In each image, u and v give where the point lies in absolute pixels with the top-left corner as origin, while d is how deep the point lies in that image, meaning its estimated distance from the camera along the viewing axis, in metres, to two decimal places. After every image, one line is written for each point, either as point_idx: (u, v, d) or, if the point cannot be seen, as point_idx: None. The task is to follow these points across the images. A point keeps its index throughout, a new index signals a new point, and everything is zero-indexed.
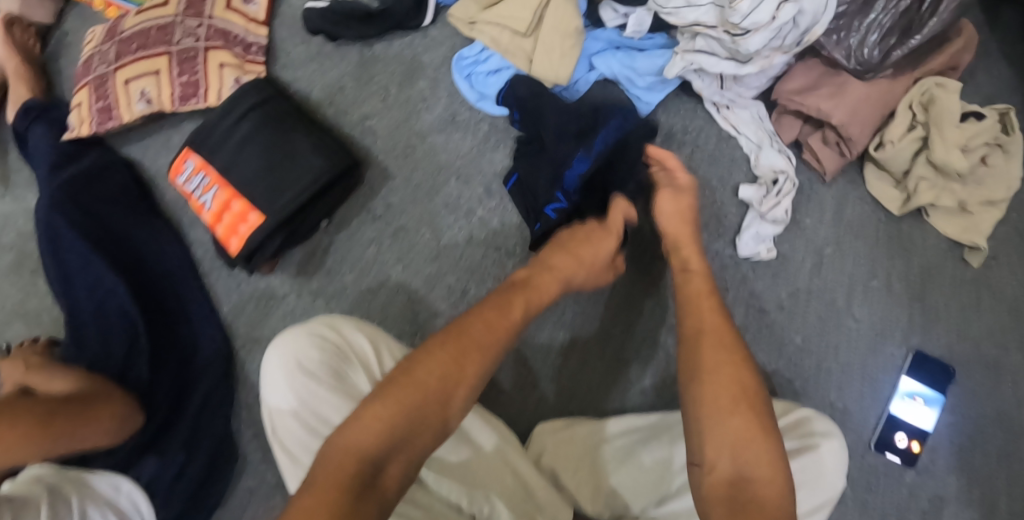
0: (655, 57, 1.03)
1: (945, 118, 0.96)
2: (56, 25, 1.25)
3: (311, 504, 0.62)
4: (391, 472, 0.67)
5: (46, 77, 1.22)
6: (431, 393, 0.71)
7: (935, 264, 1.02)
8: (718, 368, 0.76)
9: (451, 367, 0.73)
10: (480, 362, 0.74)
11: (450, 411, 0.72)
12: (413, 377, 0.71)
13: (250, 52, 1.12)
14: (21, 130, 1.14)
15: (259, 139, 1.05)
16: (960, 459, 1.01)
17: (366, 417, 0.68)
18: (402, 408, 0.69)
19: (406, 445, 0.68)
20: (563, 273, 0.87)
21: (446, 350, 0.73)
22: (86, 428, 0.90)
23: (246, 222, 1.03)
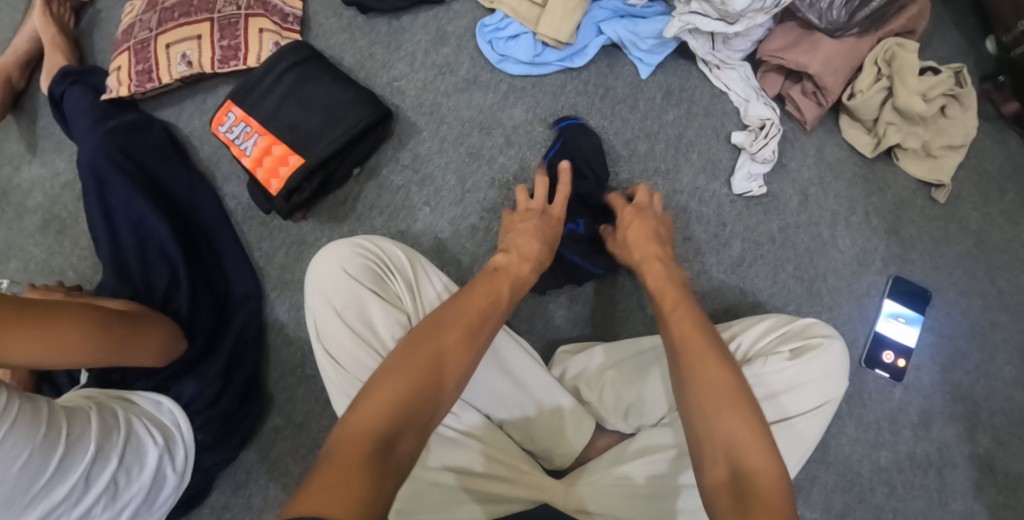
0: (654, 22, 1.15)
1: (906, 70, 1.10)
2: (90, 4, 1.34)
3: (329, 477, 0.64)
4: (403, 447, 0.69)
5: (78, 49, 1.31)
6: (427, 369, 0.75)
7: (907, 201, 1.15)
8: (698, 359, 0.82)
9: (441, 350, 0.77)
10: (465, 347, 0.79)
11: (444, 376, 0.76)
12: (408, 358, 0.76)
13: (288, 21, 1.23)
14: (58, 95, 1.21)
15: (300, 92, 1.15)
16: (943, 375, 1.11)
17: (370, 401, 0.72)
18: (409, 380, 0.74)
19: (411, 423, 0.71)
20: (530, 256, 0.95)
21: (436, 330, 0.79)
22: (135, 344, 0.95)
23: (287, 164, 1.11)
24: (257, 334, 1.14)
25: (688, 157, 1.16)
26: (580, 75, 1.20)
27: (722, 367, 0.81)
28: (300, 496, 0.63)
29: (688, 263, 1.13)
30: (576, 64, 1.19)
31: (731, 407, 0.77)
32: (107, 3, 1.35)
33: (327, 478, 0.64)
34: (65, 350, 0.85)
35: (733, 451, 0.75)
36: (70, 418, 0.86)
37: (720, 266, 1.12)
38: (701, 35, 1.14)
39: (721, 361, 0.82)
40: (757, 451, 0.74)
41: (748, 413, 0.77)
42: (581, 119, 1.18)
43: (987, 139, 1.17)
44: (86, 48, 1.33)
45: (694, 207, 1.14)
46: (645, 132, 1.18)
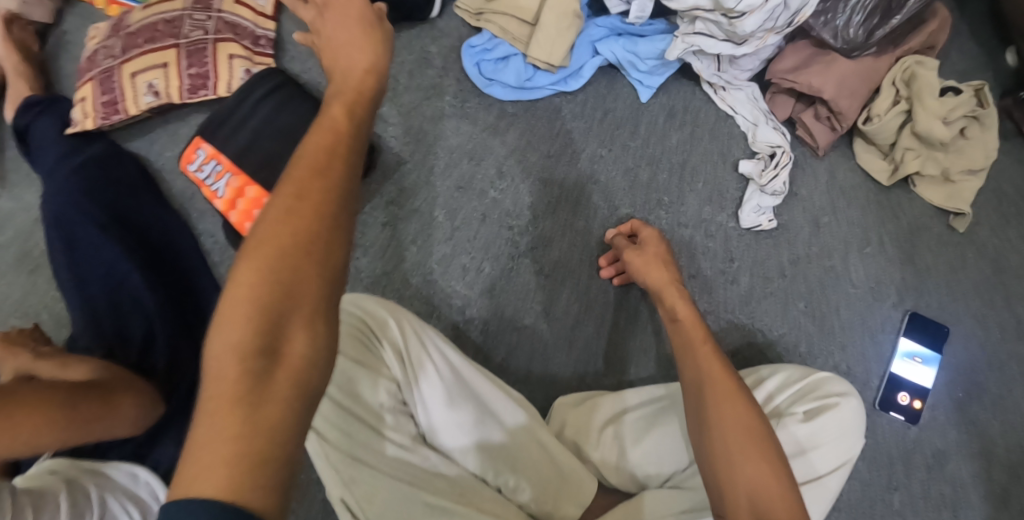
0: (655, 42, 1.09)
1: (926, 91, 1.03)
2: (55, 25, 1.24)
3: (211, 440, 0.51)
4: (294, 348, 0.55)
5: (46, 76, 1.20)
6: (295, 245, 0.56)
7: (922, 228, 1.10)
8: (722, 401, 0.78)
9: (309, 191, 0.58)
10: (339, 185, 0.59)
11: (325, 254, 0.57)
12: (271, 231, 0.56)
13: (259, 45, 1.13)
14: (23, 127, 1.12)
15: (277, 123, 1.08)
16: (959, 410, 1.06)
17: (227, 309, 0.54)
18: (272, 270, 0.55)
19: (294, 306, 0.55)
20: (354, 102, 0.62)
21: (296, 176, 0.58)
22: (104, 418, 0.89)
23: (261, 207, 1.04)
24: None
25: (694, 185, 1.09)
26: (576, 98, 1.13)
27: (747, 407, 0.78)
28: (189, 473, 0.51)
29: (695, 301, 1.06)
30: (571, 87, 1.12)
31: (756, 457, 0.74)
32: (72, 24, 1.24)
33: (207, 434, 0.51)
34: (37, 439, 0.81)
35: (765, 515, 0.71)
36: (40, 504, 0.79)
37: (732, 306, 1.06)
38: (706, 57, 1.08)
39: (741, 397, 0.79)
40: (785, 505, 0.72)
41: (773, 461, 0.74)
42: (576, 148, 1.11)
43: (1006, 160, 1.11)
44: (53, 73, 1.21)
45: (700, 241, 1.08)
46: (646, 158, 1.10)
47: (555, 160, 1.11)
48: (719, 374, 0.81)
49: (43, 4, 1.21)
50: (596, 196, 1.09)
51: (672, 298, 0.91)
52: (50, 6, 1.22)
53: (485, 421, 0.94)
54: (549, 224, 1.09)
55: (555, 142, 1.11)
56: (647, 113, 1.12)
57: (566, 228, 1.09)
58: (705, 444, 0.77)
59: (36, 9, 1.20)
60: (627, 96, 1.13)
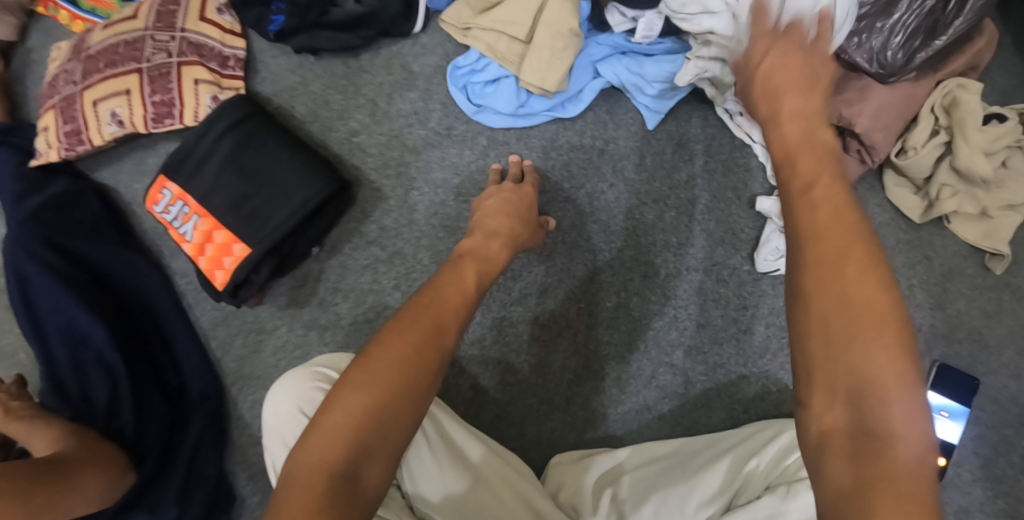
0: (663, 63, 0.97)
1: (970, 121, 0.92)
2: (20, 41, 1.13)
3: None
4: (370, 477, 0.62)
5: (9, 99, 1.11)
6: (395, 382, 0.64)
7: (955, 270, 1.00)
8: (862, 359, 0.50)
9: (422, 335, 0.68)
10: (434, 341, 0.68)
11: (418, 394, 0.65)
12: (374, 362, 0.65)
13: (228, 66, 1.03)
14: None
15: (243, 159, 0.98)
16: (986, 468, 0.99)
17: (325, 426, 0.62)
18: (378, 386, 0.63)
19: (376, 445, 0.62)
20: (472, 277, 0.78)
21: (407, 319, 0.69)
22: (75, 495, 0.84)
23: (231, 254, 0.96)
24: (217, 438, 1.02)
25: (705, 224, 1.00)
26: (574, 125, 1.02)
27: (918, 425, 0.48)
28: None
29: (703, 353, 0.98)
30: (569, 112, 1.01)
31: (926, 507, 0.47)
32: (37, 40, 1.13)
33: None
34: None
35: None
36: None
37: (744, 358, 0.98)
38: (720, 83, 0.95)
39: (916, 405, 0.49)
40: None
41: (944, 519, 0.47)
42: (577, 181, 1.01)
43: None
44: (18, 96, 1.11)
45: (711, 287, 0.99)
46: (654, 195, 1.00)
47: (552, 194, 1.01)
48: (856, 388, 0.50)
49: (5, 21, 1.10)
50: (598, 237, 1.00)
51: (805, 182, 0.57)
52: (12, 21, 1.11)
53: (484, 492, 0.88)
54: (547, 268, 1.00)
55: (550, 177, 1.02)
56: (656, 141, 1.01)
57: (564, 274, 1.00)
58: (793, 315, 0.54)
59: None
60: (633, 122, 1.01)
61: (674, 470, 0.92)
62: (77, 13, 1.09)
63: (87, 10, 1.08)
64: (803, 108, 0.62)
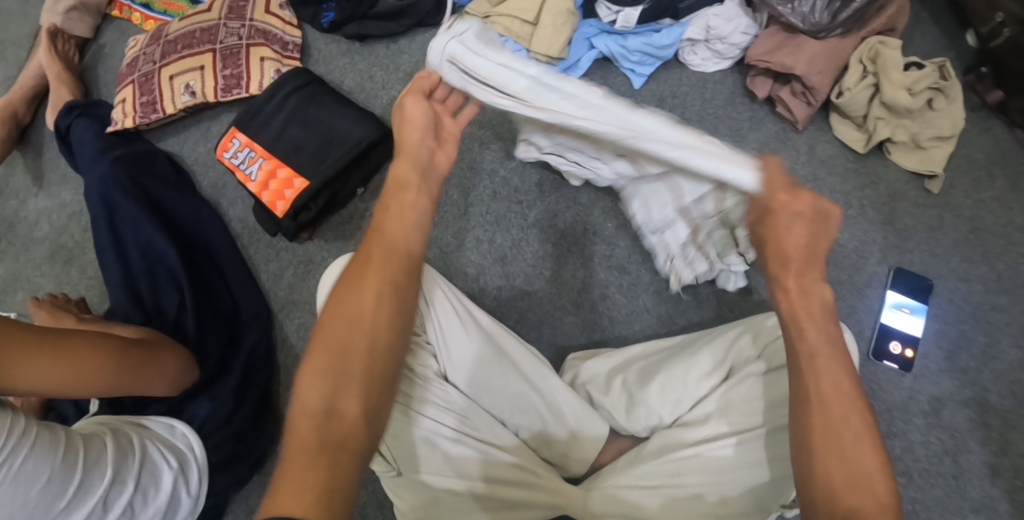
0: (642, 37, 1.21)
1: (890, 66, 1.14)
2: (94, 39, 1.38)
3: (285, 469, 0.66)
4: (351, 409, 0.71)
5: (84, 83, 1.35)
6: (351, 332, 0.73)
7: (899, 192, 1.18)
8: (845, 439, 0.70)
9: (365, 280, 0.75)
10: (377, 281, 0.75)
11: (373, 335, 0.74)
12: (330, 323, 0.73)
13: (288, 49, 1.26)
14: (64, 129, 1.24)
15: (302, 115, 1.17)
16: (950, 361, 1.12)
17: (304, 378, 0.71)
18: (335, 338, 0.73)
19: (348, 380, 0.71)
20: (397, 202, 0.79)
21: (351, 273, 0.76)
22: (155, 370, 0.94)
23: (292, 187, 1.13)
24: (267, 352, 1.15)
25: None
26: None
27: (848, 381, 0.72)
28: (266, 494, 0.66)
29: None
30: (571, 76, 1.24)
31: (841, 412, 0.71)
32: (110, 38, 1.38)
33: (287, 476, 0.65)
34: (79, 375, 0.85)
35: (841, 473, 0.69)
36: (86, 442, 0.86)
37: None
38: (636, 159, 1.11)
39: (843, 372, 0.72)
40: (860, 462, 0.69)
41: (860, 427, 0.71)
42: None
43: (974, 129, 1.20)
44: (90, 82, 1.36)
45: None
46: None
47: None
48: (849, 482, 0.69)
49: (85, 21, 1.35)
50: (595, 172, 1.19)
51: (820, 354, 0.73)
52: (90, 22, 1.36)
53: (505, 371, 0.99)
54: (557, 198, 1.18)
55: None
56: (640, 99, 1.24)
57: (571, 201, 1.17)
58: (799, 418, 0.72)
59: (78, 24, 1.34)
60: (622, 85, 1.24)
61: (676, 355, 1.03)
62: (150, 13, 1.36)
63: (161, 12, 1.35)
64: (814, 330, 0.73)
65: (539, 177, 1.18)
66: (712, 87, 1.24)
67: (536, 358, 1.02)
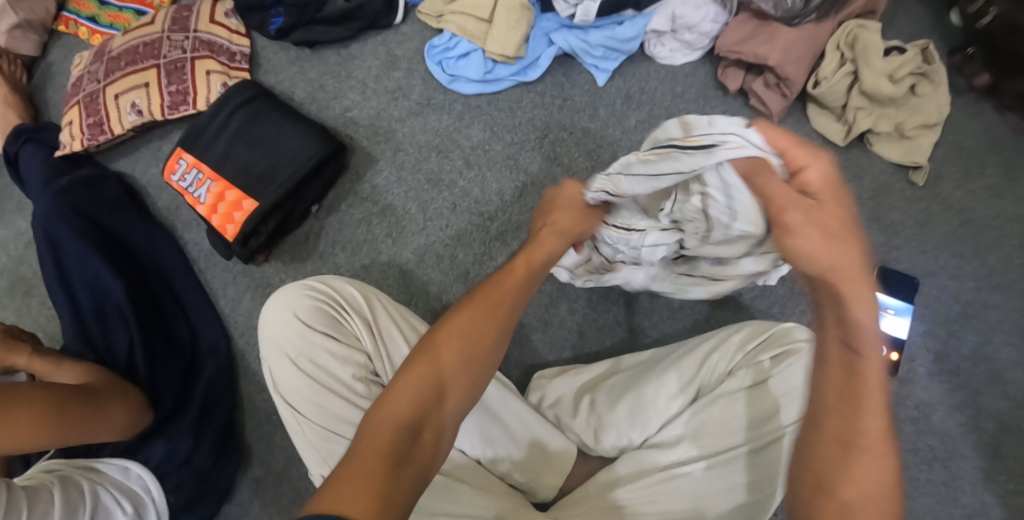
0: (605, 31, 1.14)
1: (870, 51, 1.07)
2: (41, 58, 1.32)
3: (353, 475, 0.63)
4: (428, 436, 0.69)
5: (33, 105, 1.29)
6: (457, 353, 0.73)
7: (884, 186, 1.11)
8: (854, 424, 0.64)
9: (486, 311, 0.77)
10: (490, 322, 0.76)
11: (476, 373, 0.74)
12: (436, 347, 0.73)
13: (235, 60, 1.20)
14: (13, 154, 1.19)
15: (250, 132, 1.12)
16: (939, 364, 1.06)
17: (395, 394, 0.70)
18: (443, 355, 0.73)
19: (439, 403, 0.71)
20: (533, 260, 0.83)
21: (476, 304, 0.77)
22: (99, 419, 0.91)
23: (241, 209, 1.08)
24: (228, 383, 1.12)
25: None
26: (535, 88, 1.18)
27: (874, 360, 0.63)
28: (323, 494, 0.62)
29: None
30: (530, 76, 1.17)
31: (860, 416, 0.63)
32: (57, 55, 1.32)
33: (347, 479, 0.62)
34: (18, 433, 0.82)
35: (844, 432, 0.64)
36: (30, 499, 0.83)
37: None
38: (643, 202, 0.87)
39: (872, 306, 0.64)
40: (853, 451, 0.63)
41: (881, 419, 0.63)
42: (541, 133, 1.16)
43: (963, 114, 1.13)
44: (39, 102, 1.30)
45: None
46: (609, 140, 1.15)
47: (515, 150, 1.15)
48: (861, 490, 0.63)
49: (30, 38, 1.29)
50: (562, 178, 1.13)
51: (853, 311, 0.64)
52: (35, 39, 1.30)
53: None
54: (520, 208, 1.12)
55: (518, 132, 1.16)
56: (606, 96, 1.17)
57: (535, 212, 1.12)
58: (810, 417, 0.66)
59: (23, 43, 1.28)
60: (586, 81, 1.17)
61: (645, 373, 0.99)
62: (96, 27, 1.29)
63: (106, 25, 1.29)
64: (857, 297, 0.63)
65: (503, 188, 1.13)
66: (683, 80, 1.17)
67: (500, 385, 0.98)
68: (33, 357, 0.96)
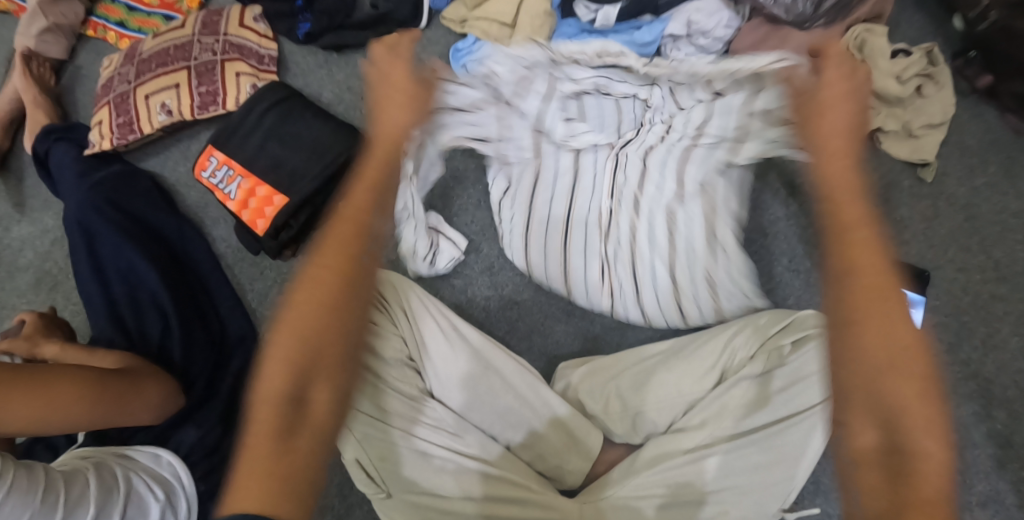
0: (624, 35, 1.19)
1: (878, 54, 1.12)
2: (69, 61, 1.35)
3: (257, 466, 0.67)
4: (318, 396, 0.72)
5: (61, 106, 1.32)
6: (315, 323, 0.72)
7: (893, 183, 1.16)
8: (922, 421, 0.70)
9: (327, 283, 0.74)
10: (336, 295, 0.74)
11: (344, 334, 0.74)
12: (292, 327, 0.72)
13: (264, 63, 1.22)
14: (42, 153, 1.21)
15: (280, 130, 1.15)
16: (952, 354, 1.10)
17: (269, 362, 0.72)
18: (306, 334, 0.72)
19: (317, 374, 0.72)
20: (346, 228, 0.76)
21: (313, 281, 0.73)
22: (134, 397, 0.93)
23: (271, 205, 1.11)
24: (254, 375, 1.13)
25: None
26: None
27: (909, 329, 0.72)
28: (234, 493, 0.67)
29: None
30: None
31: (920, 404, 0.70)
32: (86, 59, 1.36)
33: (250, 457, 0.68)
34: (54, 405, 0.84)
35: (859, 377, 0.73)
36: (67, 481, 0.84)
37: None
38: None
39: (871, 248, 0.75)
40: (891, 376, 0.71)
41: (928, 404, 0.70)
42: None
43: (965, 115, 1.18)
44: (68, 105, 1.33)
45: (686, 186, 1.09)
46: None
47: None
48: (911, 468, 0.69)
49: (59, 42, 1.32)
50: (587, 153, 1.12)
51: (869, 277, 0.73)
52: (64, 43, 1.33)
53: (490, 385, 0.98)
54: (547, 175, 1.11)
55: None
56: None
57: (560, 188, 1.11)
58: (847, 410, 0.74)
59: (52, 47, 1.31)
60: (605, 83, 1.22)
61: (671, 359, 1.01)
62: (124, 32, 1.33)
63: (134, 30, 1.32)
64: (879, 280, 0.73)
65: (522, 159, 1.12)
66: None
67: (526, 371, 1.01)
68: (63, 348, 1.01)
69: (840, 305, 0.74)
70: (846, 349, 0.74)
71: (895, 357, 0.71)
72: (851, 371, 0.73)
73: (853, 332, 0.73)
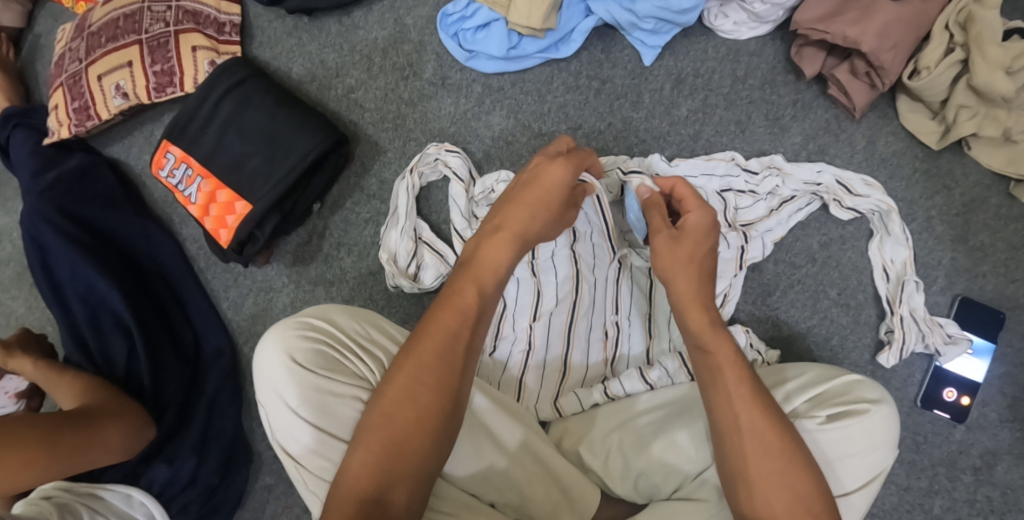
0: None
1: (986, 36, 0.86)
2: (28, 28, 1.16)
3: None
4: (396, 500, 0.70)
5: (23, 84, 1.14)
6: (412, 413, 0.72)
7: (977, 199, 0.94)
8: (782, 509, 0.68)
9: (423, 370, 0.74)
10: (421, 391, 0.73)
11: (436, 420, 0.73)
12: (381, 420, 0.73)
13: (224, 32, 1.04)
14: (2, 141, 1.07)
15: (240, 121, 0.98)
16: (1016, 412, 0.92)
17: (353, 465, 0.71)
18: (387, 434, 0.72)
19: (401, 470, 0.71)
20: (462, 297, 0.77)
21: (407, 368, 0.74)
22: (96, 444, 0.84)
23: (234, 212, 0.97)
24: (234, 394, 1.03)
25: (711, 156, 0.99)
26: (569, 66, 1.02)
27: (774, 425, 0.70)
28: None
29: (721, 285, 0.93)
30: (562, 53, 1.00)
31: (798, 504, 0.68)
32: (45, 25, 1.16)
33: None
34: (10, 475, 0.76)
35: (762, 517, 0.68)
36: None
37: (751, 297, 0.98)
38: (601, 319, 1.00)
39: (758, 403, 0.72)
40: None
41: (804, 490, 0.68)
42: (573, 122, 1.01)
43: None
44: (32, 81, 1.15)
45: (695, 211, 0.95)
46: (654, 133, 1.00)
47: (543, 142, 1.01)
48: None
49: (11, 8, 1.13)
50: None
51: (723, 361, 0.74)
52: (17, 8, 1.14)
53: (477, 442, 0.85)
54: None
55: (547, 119, 1.01)
56: (652, 80, 1.00)
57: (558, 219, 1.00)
58: (731, 479, 0.71)
59: (4, 13, 1.12)
60: (630, 60, 1.00)
61: (681, 416, 0.86)
62: None
63: None
64: (737, 379, 0.73)
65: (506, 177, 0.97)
66: (747, 60, 0.99)
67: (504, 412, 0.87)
68: (31, 375, 0.91)
69: (733, 454, 0.71)
70: (750, 499, 0.69)
71: (794, 511, 0.68)
72: (752, 505, 0.69)
73: (750, 492, 0.69)
